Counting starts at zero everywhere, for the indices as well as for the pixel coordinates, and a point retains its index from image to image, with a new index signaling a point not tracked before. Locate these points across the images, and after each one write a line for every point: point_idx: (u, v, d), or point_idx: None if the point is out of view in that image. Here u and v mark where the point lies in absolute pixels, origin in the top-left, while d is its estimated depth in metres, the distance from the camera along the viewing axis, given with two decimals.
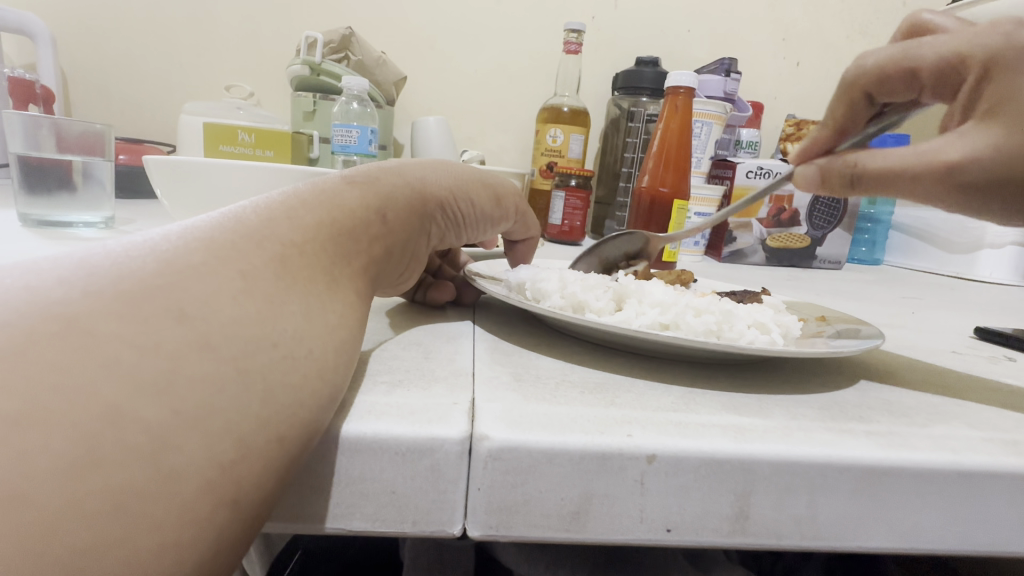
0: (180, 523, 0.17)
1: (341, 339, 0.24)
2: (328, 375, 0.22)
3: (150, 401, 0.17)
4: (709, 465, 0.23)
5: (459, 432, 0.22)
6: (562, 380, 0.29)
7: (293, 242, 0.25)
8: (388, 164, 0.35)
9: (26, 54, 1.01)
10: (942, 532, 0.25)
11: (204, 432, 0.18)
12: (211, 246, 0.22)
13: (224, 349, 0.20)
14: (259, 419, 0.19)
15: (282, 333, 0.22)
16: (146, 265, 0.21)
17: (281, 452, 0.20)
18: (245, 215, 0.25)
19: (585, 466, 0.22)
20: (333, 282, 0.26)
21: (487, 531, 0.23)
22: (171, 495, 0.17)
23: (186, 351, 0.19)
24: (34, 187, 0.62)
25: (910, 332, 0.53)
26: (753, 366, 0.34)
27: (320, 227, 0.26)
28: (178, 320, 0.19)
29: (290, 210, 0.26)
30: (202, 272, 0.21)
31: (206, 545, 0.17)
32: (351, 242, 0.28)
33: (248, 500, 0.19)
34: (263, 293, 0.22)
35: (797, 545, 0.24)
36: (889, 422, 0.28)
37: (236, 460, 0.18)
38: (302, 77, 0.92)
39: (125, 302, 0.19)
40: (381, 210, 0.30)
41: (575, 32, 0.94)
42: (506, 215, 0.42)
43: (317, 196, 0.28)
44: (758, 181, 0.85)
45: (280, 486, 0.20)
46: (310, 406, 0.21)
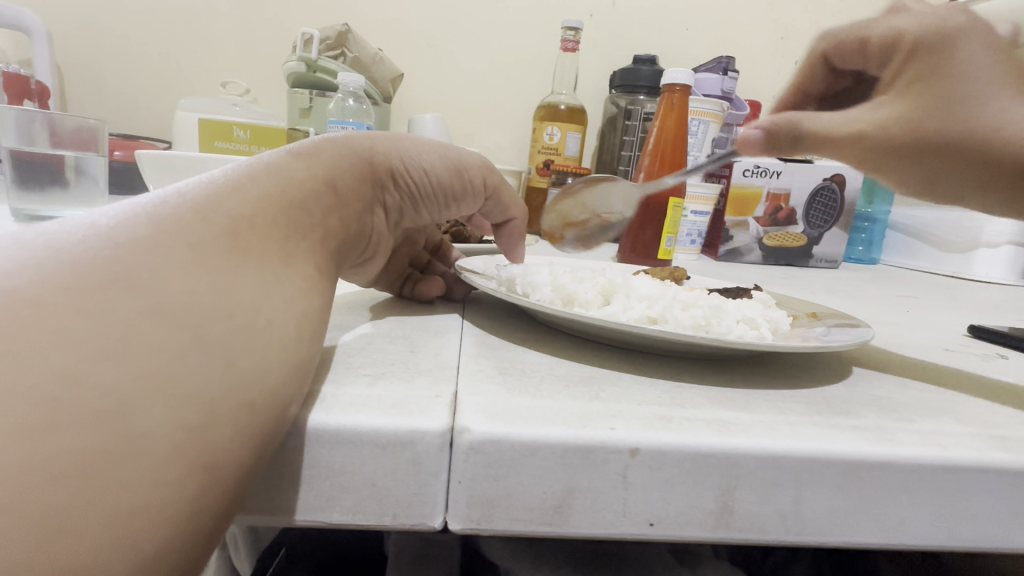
0: (153, 485, 0.17)
1: (302, 312, 0.24)
2: (292, 344, 0.23)
3: (106, 367, 0.17)
4: (693, 459, 0.23)
5: (440, 425, 0.22)
6: (548, 374, 0.28)
7: (243, 212, 0.24)
8: (338, 134, 0.34)
9: (21, 48, 1.01)
10: (929, 528, 0.25)
11: (169, 399, 0.18)
12: (156, 220, 0.22)
13: (182, 318, 0.20)
14: (224, 385, 0.19)
15: (242, 303, 0.22)
16: (91, 242, 0.20)
17: (251, 418, 0.20)
18: (195, 189, 0.25)
19: (568, 459, 0.22)
20: (288, 255, 0.25)
21: (468, 525, 0.22)
22: (140, 458, 0.17)
23: (142, 320, 0.19)
24: (25, 181, 0.62)
25: (905, 331, 0.53)
26: (743, 360, 0.34)
27: (267, 200, 0.25)
28: (130, 290, 0.19)
29: (235, 183, 0.26)
30: (152, 244, 0.21)
31: (182, 508, 0.18)
32: (302, 215, 0.27)
33: (226, 465, 0.19)
34: (216, 263, 0.22)
35: (782, 539, 0.24)
36: (877, 418, 0.27)
37: (203, 425, 0.18)
38: (300, 74, 0.91)
39: (71, 275, 0.19)
40: (332, 181, 0.30)
41: (572, 30, 0.93)
42: (474, 193, 0.39)
43: (263, 169, 0.27)
44: (755, 180, 0.86)
45: (258, 459, 0.20)
46: (276, 374, 0.21)
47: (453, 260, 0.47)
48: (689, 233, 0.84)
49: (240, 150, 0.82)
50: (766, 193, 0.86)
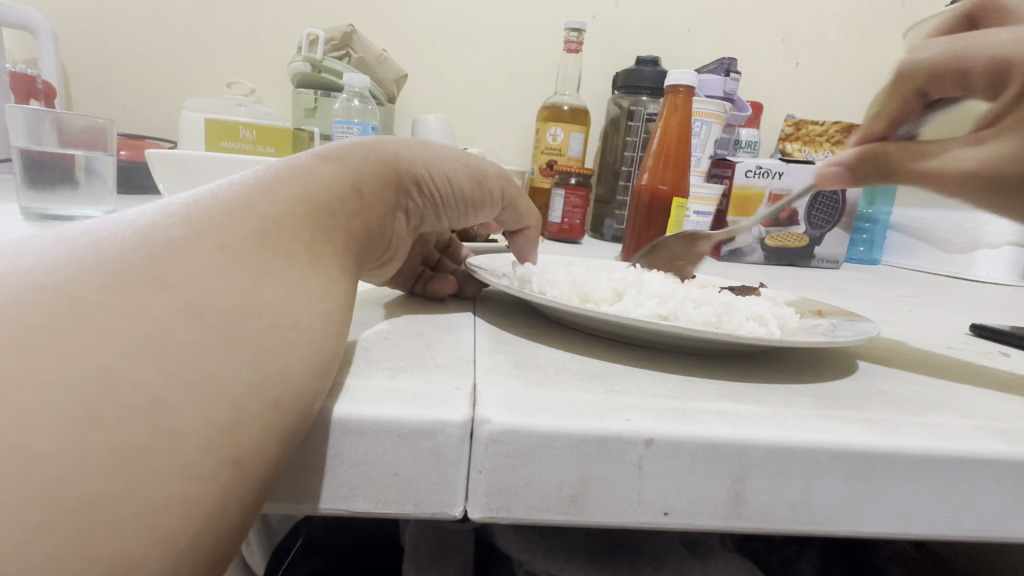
0: (185, 479, 0.17)
1: (328, 312, 0.25)
2: (318, 345, 0.23)
3: (143, 363, 0.18)
4: (706, 450, 0.23)
5: (460, 416, 0.23)
6: (561, 367, 0.29)
7: (271, 216, 0.25)
8: (363, 139, 0.34)
9: (28, 49, 1.02)
10: (934, 518, 0.25)
11: (200, 394, 0.18)
12: (190, 221, 0.23)
13: (212, 318, 0.20)
14: (252, 384, 0.20)
15: (270, 304, 0.22)
16: (126, 242, 0.21)
17: (277, 416, 0.20)
18: (223, 191, 0.25)
19: (584, 449, 0.23)
20: (315, 257, 0.26)
21: (487, 513, 0.23)
22: (172, 452, 0.17)
23: (175, 319, 0.19)
24: (36, 181, 0.62)
25: (907, 329, 0.54)
26: (752, 355, 0.35)
27: (296, 203, 0.26)
28: (163, 289, 0.20)
29: (264, 185, 0.27)
30: (184, 245, 0.22)
31: (212, 501, 0.18)
32: (328, 217, 0.28)
33: (252, 461, 0.19)
34: (246, 265, 0.22)
35: (791, 529, 0.25)
36: (883, 411, 0.28)
37: (233, 422, 0.19)
38: (304, 74, 0.92)
39: (109, 273, 0.19)
40: (358, 185, 0.30)
41: (576, 31, 0.94)
42: (491, 201, 0.40)
43: (292, 172, 0.28)
44: (757, 181, 0.86)
45: (283, 454, 0.21)
46: (302, 373, 0.22)
47: (463, 258, 0.48)
48: None
49: (246, 150, 0.82)
50: (767, 194, 0.87)
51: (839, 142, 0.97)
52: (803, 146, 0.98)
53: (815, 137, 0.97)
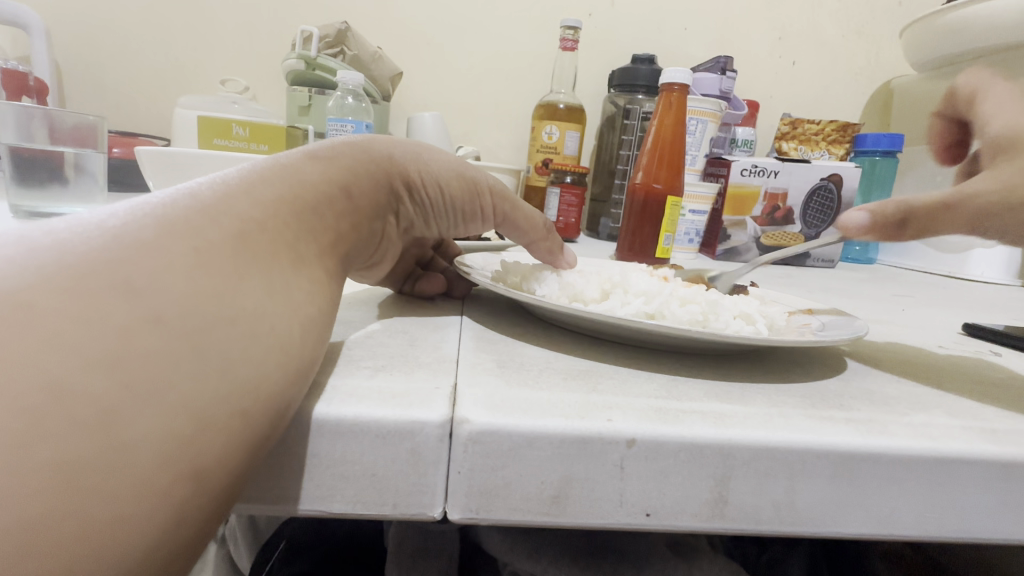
0: (139, 497, 0.17)
1: (306, 317, 0.24)
2: (293, 352, 0.23)
3: (100, 376, 0.17)
4: (690, 451, 0.23)
5: (440, 416, 0.22)
6: (547, 367, 0.29)
7: (252, 217, 0.24)
8: (356, 137, 0.34)
9: (20, 45, 1.01)
10: (919, 518, 0.25)
11: (162, 406, 0.18)
12: (163, 222, 0.22)
13: (179, 325, 0.20)
14: (219, 393, 0.19)
15: (243, 310, 0.22)
16: (92, 242, 0.20)
17: (244, 426, 0.20)
18: (201, 190, 0.25)
19: (565, 450, 0.23)
20: (300, 259, 0.26)
21: (466, 514, 0.23)
22: (127, 470, 0.17)
23: (138, 327, 0.19)
24: (26, 179, 0.62)
25: (899, 328, 0.53)
26: (740, 356, 0.35)
27: (280, 203, 0.26)
28: (127, 295, 0.19)
29: (246, 184, 0.26)
30: (154, 246, 0.21)
31: (169, 517, 0.18)
32: (314, 219, 0.27)
33: (214, 473, 0.19)
34: (219, 268, 0.22)
35: (774, 530, 0.25)
36: (870, 410, 0.28)
37: (196, 434, 0.19)
38: (298, 71, 0.92)
39: (70, 279, 0.19)
40: (346, 187, 0.30)
41: (572, 28, 0.94)
42: (488, 211, 0.39)
43: (278, 171, 0.28)
44: (751, 180, 0.86)
45: (250, 462, 0.21)
46: (274, 382, 0.21)
47: (454, 256, 0.47)
48: (687, 232, 0.85)
49: (239, 147, 0.82)
50: (763, 192, 0.87)
51: (835, 141, 0.97)
52: (799, 144, 0.98)
53: (811, 135, 0.97)
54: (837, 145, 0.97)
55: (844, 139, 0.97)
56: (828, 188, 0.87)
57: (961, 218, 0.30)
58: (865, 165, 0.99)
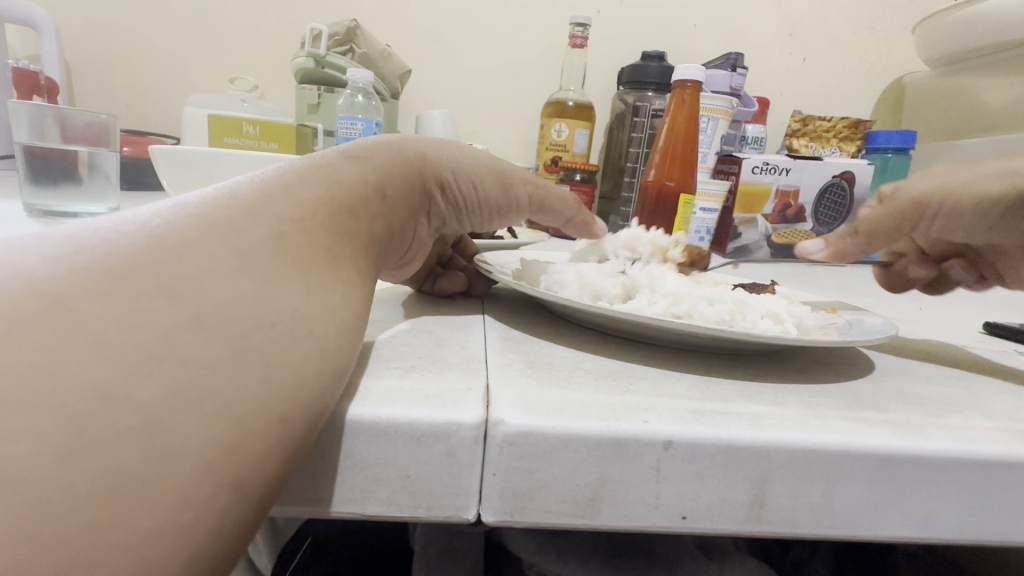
0: (179, 507, 0.17)
1: (342, 321, 0.24)
2: (330, 356, 0.22)
3: (143, 382, 0.17)
4: (726, 453, 0.23)
5: (474, 417, 0.22)
6: (575, 367, 0.28)
7: (292, 219, 0.25)
8: (389, 137, 0.34)
9: (30, 45, 1.01)
10: (958, 521, 0.25)
11: (202, 413, 0.18)
12: (205, 223, 0.22)
13: (220, 329, 0.20)
14: (258, 401, 0.19)
15: (281, 314, 0.21)
16: (135, 243, 0.20)
17: (282, 433, 0.20)
18: (242, 190, 0.25)
19: (601, 452, 0.22)
20: (335, 261, 0.25)
21: (501, 516, 0.23)
22: (168, 479, 0.17)
23: (180, 331, 0.19)
24: (39, 177, 0.62)
25: (920, 327, 0.53)
26: (766, 355, 0.34)
27: (318, 203, 0.26)
28: (170, 298, 0.19)
29: (286, 184, 0.26)
30: (196, 247, 0.21)
31: (206, 527, 0.18)
32: (350, 219, 0.27)
33: (251, 482, 0.19)
34: (260, 273, 0.22)
35: (810, 533, 0.24)
36: (906, 412, 0.27)
37: (235, 442, 0.18)
38: (307, 69, 0.91)
39: (114, 281, 0.19)
40: (382, 187, 0.30)
41: (581, 26, 0.93)
42: (516, 205, 0.39)
43: (314, 171, 0.28)
44: (764, 177, 0.85)
45: (285, 468, 0.20)
46: (311, 387, 0.21)
47: (473, 254, 0.47)
48: (697, 230, 0.82)
49: (249, 146, 0.82)
50: (775, 191, 0.86)
51: (846, 139, 0.96)
52: (810, 142, 0.98)
53: (822, 133, 0.97)
54: (848, 143, 0.96)
55: (855, 137, 0.95)
56: (840, 186, 0.86)
57: (894, 215, 0.39)
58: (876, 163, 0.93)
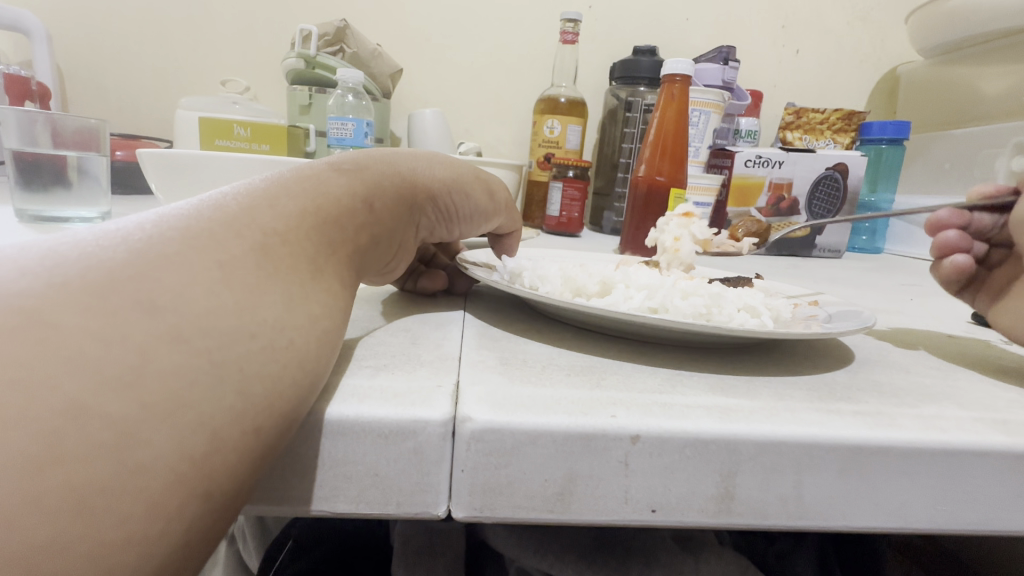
0: (149, 517, 0.17)
1: (324, 330, 0.24)
2: (309, 365, 0.22)
3: (118, 396, 0.17)
4: (695, 446, 0.23)
5: (442, 414, 0.22)
6: (549, 363, 0.28)
7: (275, 231, 0.24)
8: (380, 151, 0.34)
9: (22, 50, 1.01)
10: (929, 510, 0.25)
11: (176, 424, 0.18)
12: (189, 236, 0.22)
13: (199, 342, 0.19)
14: (233, 411, 0.19)
15: (262, 324, 0.21)
16: (117, 256, 0.20)
17: (256, 443, 0.20)
18: (226, 202, 0.25)
19: (568, 447, 0.22)
20: (318, 271, 0.25)
21: (471, 512, 0.23)
22: (138, 492, 0.17)
23: (158, 344, 0.19)
24: (30, 184, 0.62)
25: (908, 318, 0.53)
26: (744, 348, 0.34)
27: (302, 215, 0.26)
28: (149, 311, 0.19)
29: (272, 196, 0.26)
30: (179, 260, 0.21)
31: (177, 536, 0.18)
32: (335, 231, 0.27)
33: (222, 491, 0.19)
34: (242, 284, 0.22)
35: (781, 524, 0.24)
36: (878, 403, 0.27)
37: (209, 451, 0.18)
38: (298, 70, 0.91)
39: (90, 294, 0.19)
40: (370, 199, 0.30)
41: (571, 22, 0.92)
42: (500, 212, 0.41)
43: (301, 182, 0.28)
44: (756, 171, 0.86)
45: (256, 475, 0.20)
46: (288, 397, 0.21)
47: (457, 253, 0.47)
48: None
49: (241, 148, 0.80)
50: (768, 184, 0.86)
51: (840, 130, 0.96)
52: (804, 135, 0.97)
53: (816, 125, 0.96)
54: (843, 134, 0.96)
55: (849, 128, 0.95)
56: (833, 178, 0.85)
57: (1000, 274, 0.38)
58: (872, 154, 0.98)
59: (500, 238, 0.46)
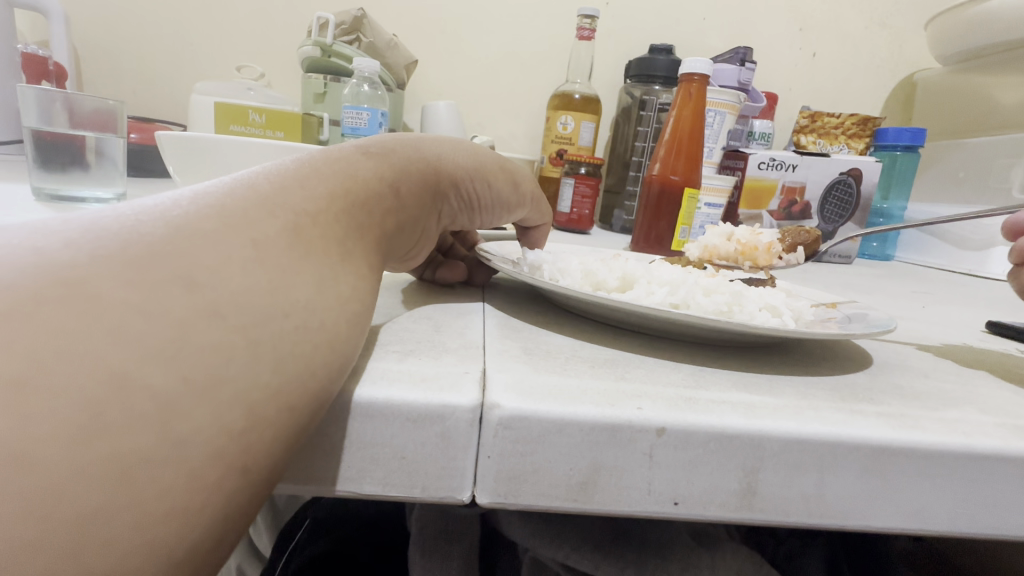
0: (190, 490, 0.17)
1: (353, 312, 0.24)
2: (340, 346, 0.22)
3: (160, 370, 0.17)
4: (719, 440, 0.23)
5: (470, 401, 0.22)
6: (572, 354, 0.29)
7: (306, 211, 0.24)
8: (407, 137, 0.34)
9: (40, 30, 1.01)
10: (949, 514, 0.25)
11: (215, 399, 0.18)
12: (224, 213, 0.22)
13: (236, 319, 0.20)
14: (269, 389, 0.19)
15: (295, 304, 0.21)
16: (156, 231, 0.20)
17: (289, 421, 0.20)
18: (259, 181, 0.25)
19: (594, 437, 0.23)
20: (346, 254, 0.25)
21: (495, 499, 0.23)
22: (181, 463, 0.17)
23: (198, 320, 0.19)
24: (48, 162, 0.62)
25: (924, 325, 0.53)
26: (764, 348, 0.34)
27: (333, 196, 0.26)
28: (188, 288, 0.19)
29: (302, 177, 0.26)
30: (214, 237, 0.21)
31: (216, 510, 0.18)
32: (363, 215, 0.27)
33: (259, 467, 0.19)
34: (276, 264, 0.22)
35: (801, 522, 0.24)
36: (901, 405, 0.28)
37: (246, 428, 0.19)
38: (314, 59, 0.91)
39: (132, 268, 0.19)
40: (397, 185, 0.30)
41: (588, 18, 0.92)
42: (525, 203, 0.41)
43: (330, 165, 0.28)
44: (770, 173, 0.85)
45: (290, 453, 0.20)
46: (321, 376, 0.21)
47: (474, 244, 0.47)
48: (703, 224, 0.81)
49: (255, 135, 0.80)
50: (781, 187, 0.85)
51: (856, 135, 0.95)
52: (818, 139, 0.96)
53: (830, 129, 0.95)
54: (857, 141, 0.95)
55: (864, 134, 0.94)
56: (847, 183, 0.85)
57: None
58: (885, 161, 0.97)
59: (526, 231, 0.46)
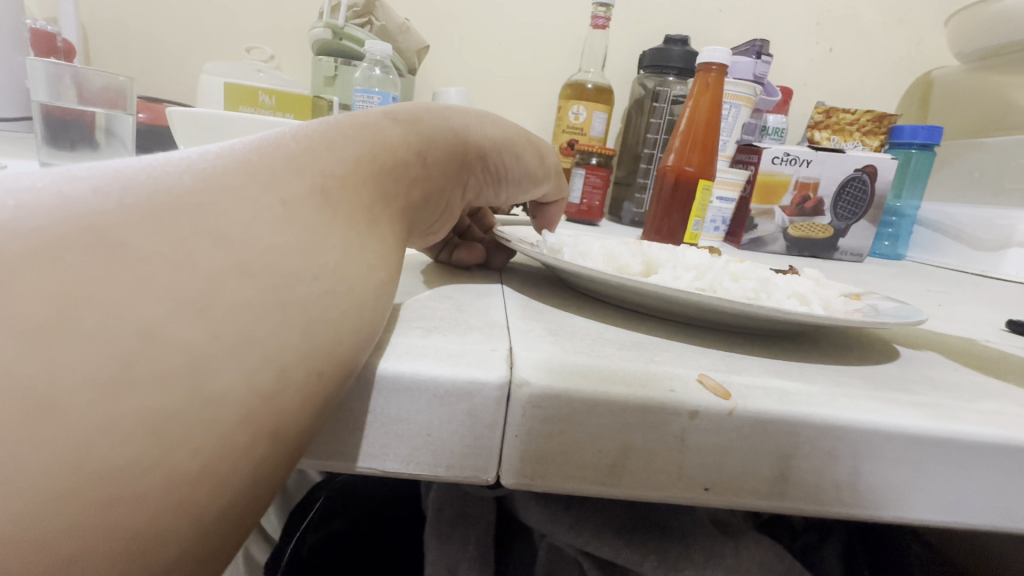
0: (220, 452, 0.17)
1: (380, 281, 0.23)
2: (367, 315, 0.22)
3: (189, 325, 0.17)
4: (754, 425, 0.22)
5: (499, 376, 0.22)
6: (598, 336, 0.28)
7: (334, 174, 0.24)
8: (434, 105, 0.33)
9: (48, 6, 1.00)
10: (984, 508, 0.24)
11: (244, 359, 0.17)
12: (251, 170, 0.21)
13: (266, 278, 0.19)
14: (299, 353, 0.19)
15: (325, 267, 0.21)
16: (183, 183, 0.19)
17: (317, 388, 0.19)
18: (286, 141, 0.24)
19: (625, 418, 0.22)
20: (374, 221, 0.24)
21: (520, 480, 0.22)
22: (210, 423, 0.16)
23: (228, 275, 0.18)
24: (57, 139, 0.62)
25: (943, 324, 0.52)
26: (792, 336, 0.33)
27: (360, 161, 0.25)
28: (216, 243, 0.18)
29: (329, 138, 0.25)
30: (243, 193, 0.20)
31: (244, 475, 0.17)
32: (390, 182, 0.26)
33: (288, 433, 0.18)
34: (305, 224, 0.21)
35: (833, 512, 0.24)
36: (935, 395, 0.27)
37: (275, 392, 0.18)
38: (325, 41, 0.90)
39: (160, 219, 0.18)
40: (424, 153, 0.29)
41: (603, 6, 0.90)
42: (548, 181, 0.40)
43: (357, 128, 0.27)
44: (784, 168, 0.83)
45: (318, 422, 0.20)
46: (349, 344, 0.20)
47: (490, 226, 0.46)
48: (714, 219, 0.82)
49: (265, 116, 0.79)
50: (794, 182, 0.83)
51: (870, 132, 0.93)
52: (832, 135, 0.93)
53: (845, 125, 0.93)
54: (871, 137, 0.93)
55: (879, 131, 0.92)
56: (862, 180, 0.83)
57: None
58: (901, 157, 0.96)
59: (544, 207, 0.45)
